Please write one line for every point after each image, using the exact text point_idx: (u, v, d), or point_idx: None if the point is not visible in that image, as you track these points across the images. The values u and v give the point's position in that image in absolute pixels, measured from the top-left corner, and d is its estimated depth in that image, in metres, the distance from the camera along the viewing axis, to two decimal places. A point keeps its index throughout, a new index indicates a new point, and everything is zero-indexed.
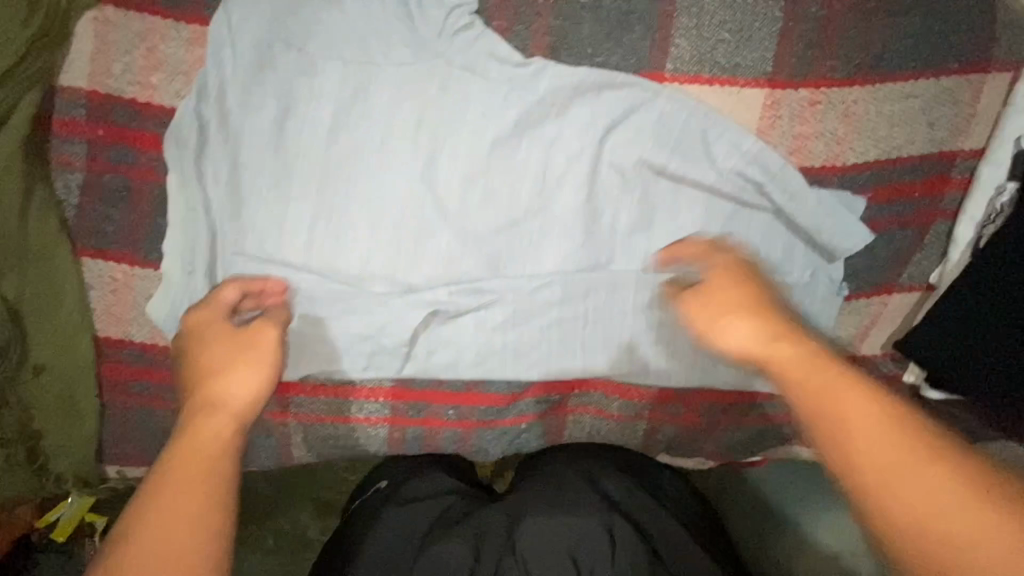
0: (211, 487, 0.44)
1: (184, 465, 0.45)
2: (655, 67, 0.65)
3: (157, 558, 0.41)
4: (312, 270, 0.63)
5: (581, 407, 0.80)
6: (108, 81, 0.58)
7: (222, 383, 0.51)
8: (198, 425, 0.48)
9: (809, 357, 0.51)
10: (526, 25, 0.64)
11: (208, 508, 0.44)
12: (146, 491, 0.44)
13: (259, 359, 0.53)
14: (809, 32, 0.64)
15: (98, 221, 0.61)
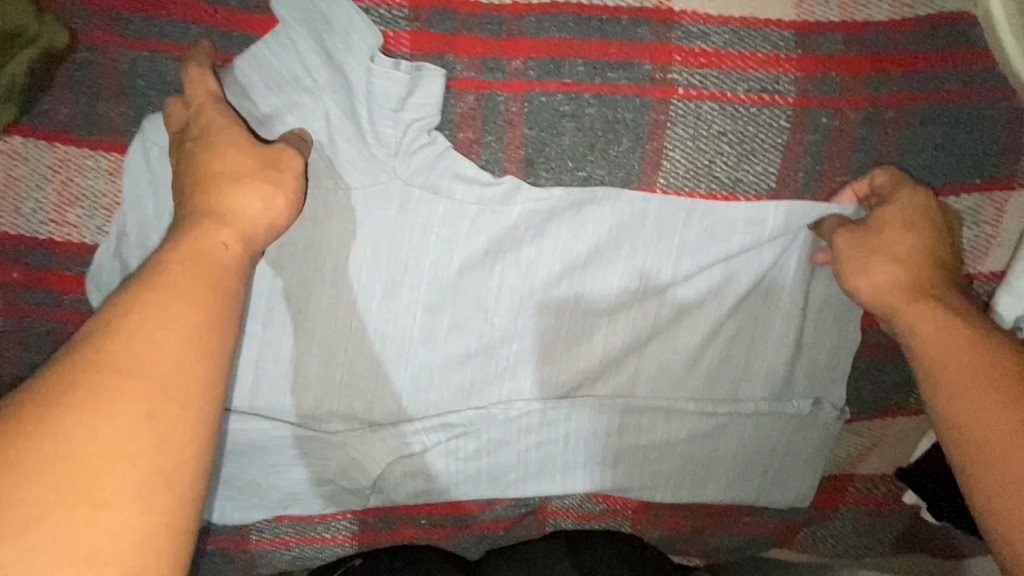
0: (205, 325, 0.37)
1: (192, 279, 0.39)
2: (646, 181, 0.58)
3: (127, 378, 0.33)
4: (263, 413, 0.57)
5: (562, 510, 0.76)
6: (23, 219, 0.52)
7: (254, 204, 0.46)
8: (223, 231, 0.43)
9: (934, 308, 0.50)
10: (498, 137, 0.57)
11: (203, 372, 0.36)
12: (158, 295, 0.37)
13: (276, 177, 0.47)
14: (817, 144, 0.57)
15: (21, 368, 0.55)
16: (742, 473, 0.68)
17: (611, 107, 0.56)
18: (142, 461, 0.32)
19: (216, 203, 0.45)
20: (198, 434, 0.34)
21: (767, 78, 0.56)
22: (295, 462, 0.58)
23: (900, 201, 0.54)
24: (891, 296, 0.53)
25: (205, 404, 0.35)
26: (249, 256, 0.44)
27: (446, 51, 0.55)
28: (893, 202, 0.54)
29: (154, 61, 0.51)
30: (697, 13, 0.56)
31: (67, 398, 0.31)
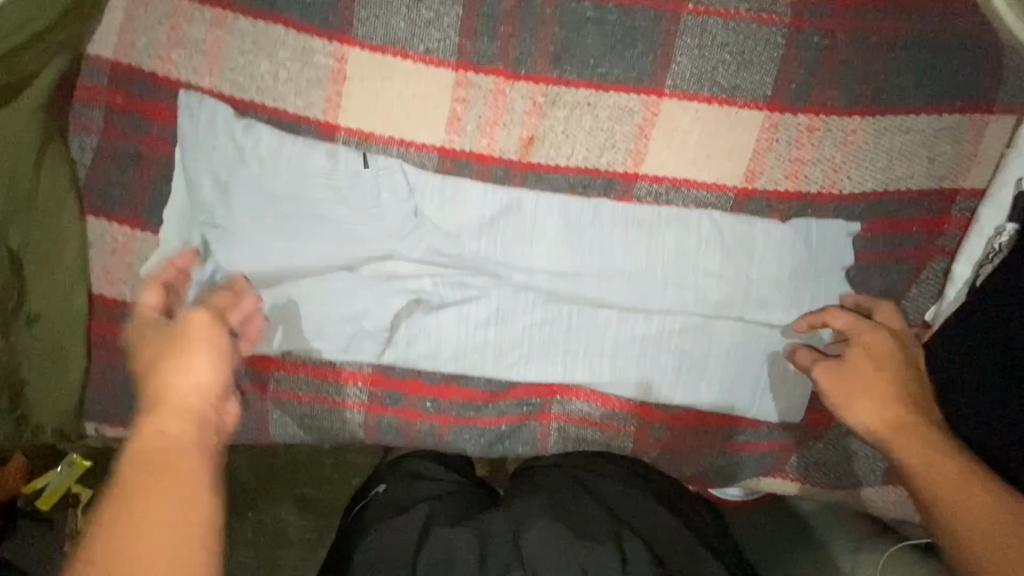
0: (181, 492, 0.39)
1: (148, 489, 0.39)
2: (657, 82, 0.66)
3: (149, 549, 0.36)
4: (303, 248, 0.65)
5: (563, 415, 0.76)
6: (131, 53, 0.62)
7: (178, 378, 0.44)
8: (145, 462, 0.40)
9: (930, 435, 0.52)
10: (531, 32, 0.65)
11: (196, 514, 0.39)
12: (117, 500, 0.38)
13: (196, 348, 0.46)
14: (811, 60, 0.65)
15: (107, 184, 0.64)
16: (737, 374, 0.71)
17: (630, 16, 0.65)
18: (171, 547, 0.37)
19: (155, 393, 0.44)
20: (201, 500, 0.39)
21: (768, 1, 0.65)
22: (328, 295, 0.67)
23: (857, 338, 0.59)
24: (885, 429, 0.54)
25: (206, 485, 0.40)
26: (208, 403, 0.44)
27: None
28: (863, 341, 0.59)
29: None
30: None
31: None
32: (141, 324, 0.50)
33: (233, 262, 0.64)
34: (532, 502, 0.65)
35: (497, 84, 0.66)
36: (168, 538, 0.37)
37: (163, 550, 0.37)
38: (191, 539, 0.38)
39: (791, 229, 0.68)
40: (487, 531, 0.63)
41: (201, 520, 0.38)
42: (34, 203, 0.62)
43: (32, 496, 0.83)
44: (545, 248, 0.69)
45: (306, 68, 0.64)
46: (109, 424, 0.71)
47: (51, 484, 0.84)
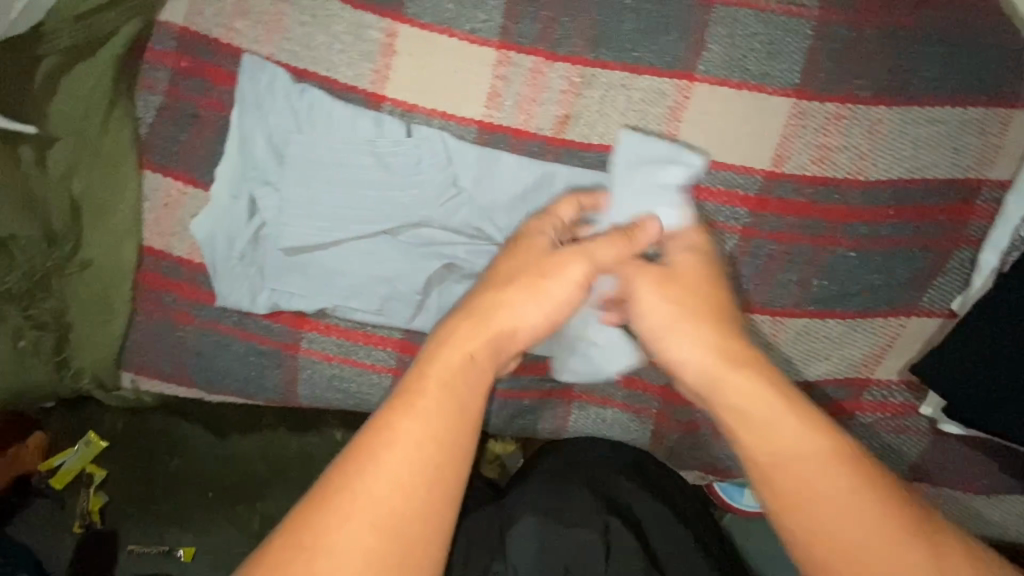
0: (449, 436, 0.43)
1: (439, 387, 0.45)
2: (689, 67, 0.69)
3: (404, 478, 0.41)
4: (344, 210, 0.68)
5: (586, 393, 0.77)
6: (199, 20, 0.67)
7: (505, 311, 0.51)
8: (440, 364, 0.46)
9: (755, 404, 0.46)
10: (570, 18, 0.69)
11: (450, 465, 0.42)
12: (404, 404, 0.44)
13: (542, 290, 0.52)
14: (838, 53, 0.68)
15: (164, 140, 0.68)
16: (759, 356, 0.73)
17: (664, 6, 0.68)
18: (420, 481, 0.41)
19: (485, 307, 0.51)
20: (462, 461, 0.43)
21: None
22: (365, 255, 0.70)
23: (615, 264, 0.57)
24: (701, 377, 0.50)
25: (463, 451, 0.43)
26: (491, 361, 0.48)
27: None
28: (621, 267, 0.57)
29: None
30: None
31: (352, 494, 0.40)
32: (546, 221, 0.60)
33: (277, 218, 0.67)
34: (525, 498, 0.66)
35: (537, 64, 0.69)
36: (440, 445, 0.43)
37: (414, 482, 0.41)
38: (441, 459, 0.42)
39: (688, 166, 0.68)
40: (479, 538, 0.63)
41: (449, 479, 0.42)
42: (99, 154, 0.66)
43: (48, 472, 0.96)
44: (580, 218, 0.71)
45: (359, 42, 0.68)
46: (145, 376, 0.74)
47: (65, 461, 0.96)
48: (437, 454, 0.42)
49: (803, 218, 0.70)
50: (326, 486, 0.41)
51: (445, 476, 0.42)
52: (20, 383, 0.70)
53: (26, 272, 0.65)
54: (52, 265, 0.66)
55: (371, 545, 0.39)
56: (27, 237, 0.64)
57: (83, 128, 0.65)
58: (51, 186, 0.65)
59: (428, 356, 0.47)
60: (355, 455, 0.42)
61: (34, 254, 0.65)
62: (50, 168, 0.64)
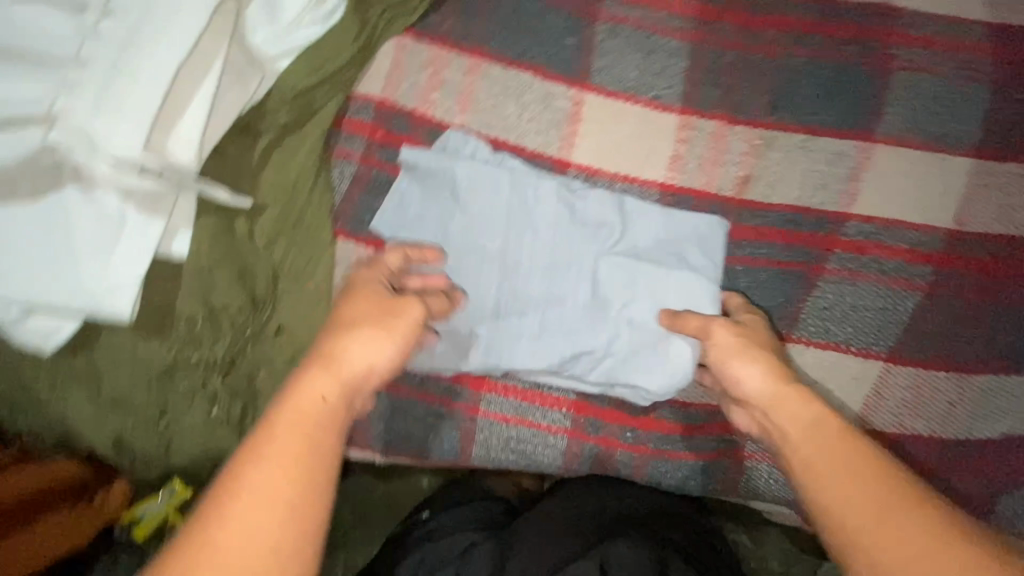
0: (273, 478, 0.41)
1: (289, 436, 0.43)
2: (868, 129, 0.70)
3: (231, 541, 0.39)
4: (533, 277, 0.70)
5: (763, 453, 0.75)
6: (396, 92, 0.69)
7: (351, 342, 0.50)
8: (297, 412, 0.45)
9: (805, 411, 0.51)
10: (750, 83, 0.71)
11: (303, 532, 0.41)
12: (249, 451, 0.42)
13: (394, 329, 0.52)
14: (1015, 115, 0.70)
15: (358, 208, 0.69)
16: (943, 412, 0.72)
17: (842, 70, 0.70)
18: (272, 548, 0.39)
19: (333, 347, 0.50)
20: (321, 529, 0.42)
21: (971, 61, 0.70)
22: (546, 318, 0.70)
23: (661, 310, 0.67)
24: (763, 396, 0.55)
25: (322, 514, 0.42)
26: (345, 405, 0.47)
27: (721, 19, 0.72)
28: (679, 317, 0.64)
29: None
30: (915, 10, 0.71)
31: (198, 557, 0.38)
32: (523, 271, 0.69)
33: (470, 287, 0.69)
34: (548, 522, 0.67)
35: (717, 128, 0.71)
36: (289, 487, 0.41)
37: (253, 544, 0.39)
38: (305, 516, 0.41)
39: (708, 221, 0.70)
40: (469, 563, 0.65)
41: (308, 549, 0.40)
42: (300, 223, 0.66)
43: None
44: (688, 266, 0.69)
45: (547, 110, 0.70)
46: None
47: (147, 511, 0.68)
48: (290, 508, 0.41)
49: (988, 275, 0.71)
50: (184, 553, 0.38)
51: (301, 529, 0.41)
52: (204, 452, 0.68)
53: (230, 340, 0.65)
54: (250, 332, 0.66)
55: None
56: (234, 306, 0.65)
57: (289, 198, 0.66)
58: (256, 252, 0.65)
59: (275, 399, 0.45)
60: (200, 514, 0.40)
61: (236, 320, 0.65)
62: (257, 237, 0.65)
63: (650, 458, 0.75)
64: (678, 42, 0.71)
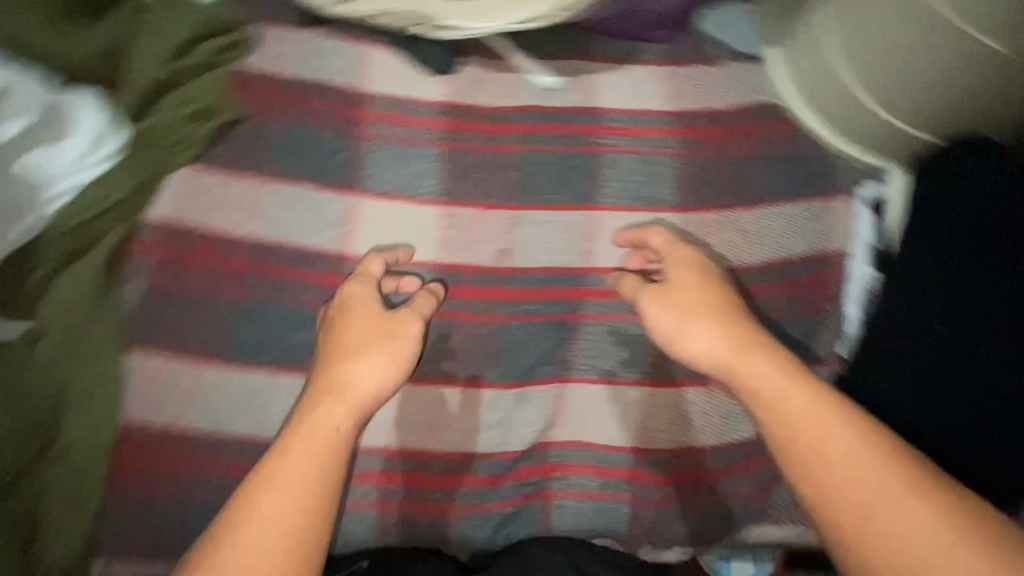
0: (258, 528, 0.60)
1: (286, 472, 0.63)
2: (592, 199, 0.87)
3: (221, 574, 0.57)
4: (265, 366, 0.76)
5: (572, 465, 0.84)
6: (184, 215, 0.78)
7: (352, 375, 0.69)
8: (270, 484, 0.62)
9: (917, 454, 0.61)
10: (497, 175, 0.86)
11: (298, 504, 0.61)
12: (214, 545, 0.59)
13: (400, 336, 0.73)
14: (701, 175, 0.89)
15: (150, 321, 0.75)
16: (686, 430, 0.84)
17: (568, 158, 0.88)
18: (254, 565, 0.58)
19: (684, 305, 0.75)
20: (314, 523, 0.61)
21: (658, 138, 0.91)
22: (259, 401, 0.75)
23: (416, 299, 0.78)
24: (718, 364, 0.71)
25: (318, 492, 0.62)
26: (335, 422, 0.66)
27: (466, 129, 0.88)
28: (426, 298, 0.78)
29: (291, 131, 0.83)
30: (614, 108, 0.92)
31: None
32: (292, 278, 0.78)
33: (258, 381, 0.75)
34: None
35: (474, 213, 0.84)
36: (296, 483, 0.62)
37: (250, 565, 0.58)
38: (297, 515, 0.61)
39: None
40: None
41: (297, 519, 0.61)
42: (84, 342, 0.72)
43: None
44: None
45: (323, 215, 0.81)
46: (117, 562, 0.72)
47: None
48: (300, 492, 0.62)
49: None
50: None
51: (309, 517, 0.61)
52: None
53: (6, 467, 0.68)
54: (30, 457, 0.69)
55: (292, 554, 0.59)
56: (14, 430, 0.69)
57: (75, 322, 0.73)
58: (36, 377, 0.71)
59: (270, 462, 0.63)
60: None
61: (13, 447, 0.69)
62: (41, 362, 0.71)
63: (454, 515, 0.81)
64: (435, 149, 0.87)
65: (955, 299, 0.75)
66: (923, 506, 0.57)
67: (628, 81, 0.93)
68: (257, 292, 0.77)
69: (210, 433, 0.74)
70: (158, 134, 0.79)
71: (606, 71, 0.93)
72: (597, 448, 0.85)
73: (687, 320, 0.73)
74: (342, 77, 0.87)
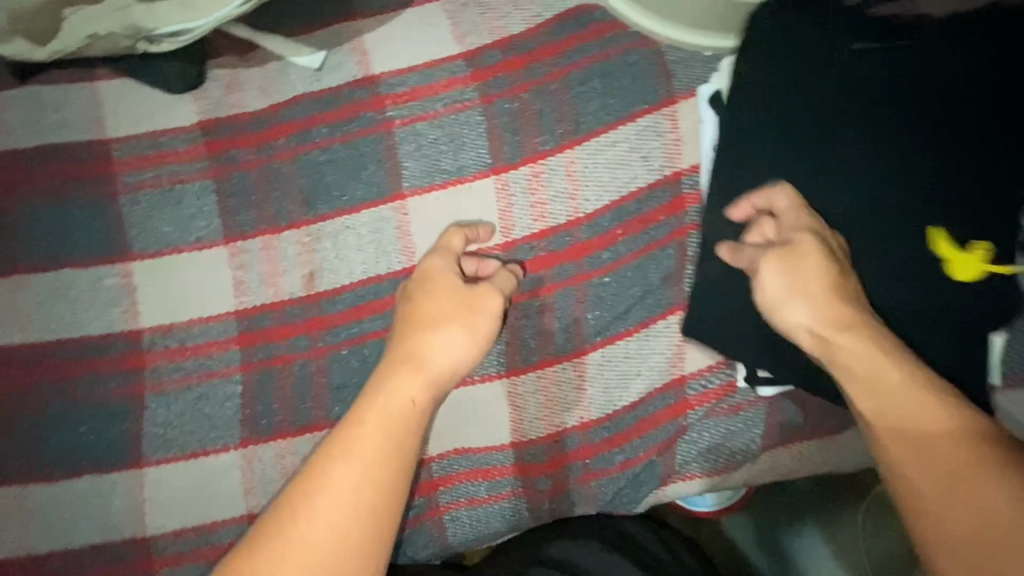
0: (342, 489, 0.52)
1: (376, 433, 0.56)
2: (395, 188, 0.75)
3: (324, 539, 0.51)
4: (86, 471, 0.71)
5: (455, 474, 0.77)
6: None
7: (429, 353, 0.62)
8: (365, 438, 0.55)
9: (924, 406, 0.53)
10: (278, 191, 0.76)
11: (384, 485, 0.54)
12: (303, 495, 0.53)
13: (474, 328, 0.65)
14: (508, 122, 0.75)
15: None
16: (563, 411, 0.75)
17: (354, 147, 0.76)
18: (346, 533, 0.51)
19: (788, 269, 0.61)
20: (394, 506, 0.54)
21: (456, 91, 0.76)
22: (92, 507, 0.70)
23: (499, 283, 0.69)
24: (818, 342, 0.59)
25: (377, 480, 0.53)
26: (430, 401, 0.60)
27: (231, 147, 0.76)
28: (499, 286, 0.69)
29: (36, 208, 0.73)
30: (392, 70, 0.77)
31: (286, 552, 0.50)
32: (444, 256, 0.69)
33: (86, 488, 0.70)
34: None
35: (266, 242, 0.75)
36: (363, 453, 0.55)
37: (337, 529, 0.51)
38: (384, 484, 0.54)
39: None
40: None
41: (356, 507, 0.52)
42: None
43: None
44: None
45: (98, 293, 0.72)
46: None
47: None
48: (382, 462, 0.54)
49: (550, 268, 0.74)
50: (278, 545, 0.50)
51: (387, 483, 0.54)
52: None
53: None
54: None
55: (365, 529, 0.52)
56: None
57: None
58: None
59: (361, 410, 0.58)
60: (271, 543, 0.51)
61: None
62: None
63: None
64: (203, 180, 0.76)
65: (837, 201, 0.65)
66: (973, 458, 0.49)
67: (402, 30, 0.78)
68: (53, 397, 0.71)
69: (54, 553, 0.69)
70: None
71: (376, 26, 0.78)
72: (475, 453, 0.76)
73: (774, 256, 0.62)
74: (71, 129, 0.75)
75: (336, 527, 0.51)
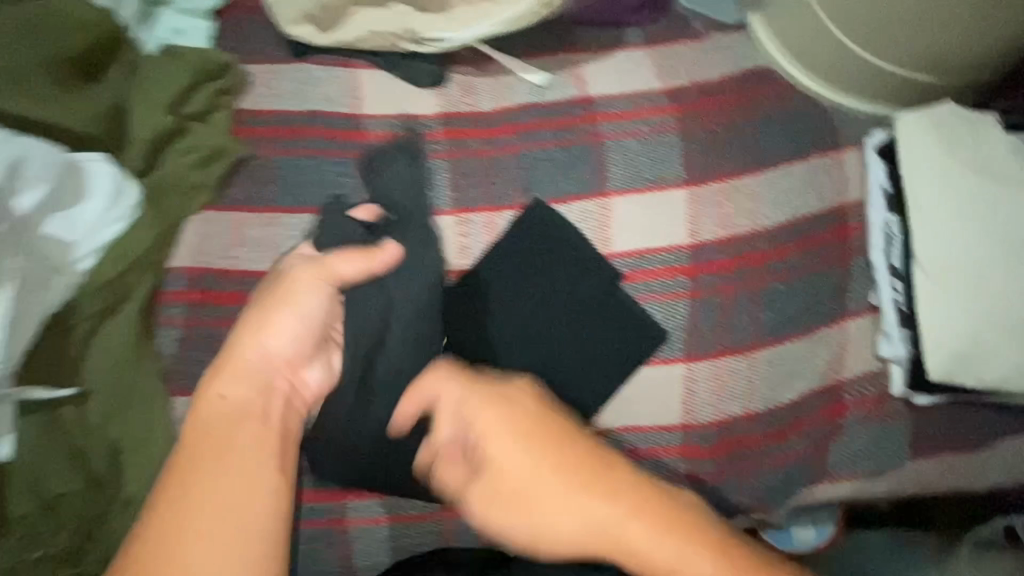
0: (213, 497, 0.61)
1: (204, 447, 0.64)
2: (602, 188, 0.88)
3: (225, 539, 0.60)
4: None
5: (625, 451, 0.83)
6: (206, 258, 0.79)
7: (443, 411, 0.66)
8: (235, 452, 0.64)
9: (626, 486, 0.62)
10: (501, 177, 0.88)
11: (235, 509, 0.61)
12: (207, 480, 0.62)
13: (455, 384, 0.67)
14: (702, 147, 0.89)
15: (191, 365, 0.75)
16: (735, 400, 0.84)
17: (569, 151, 0.89)
18: (214, 541, 0.59)
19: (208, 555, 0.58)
20: (246, 535, 0.60)
21: (659, 117, 0.91)
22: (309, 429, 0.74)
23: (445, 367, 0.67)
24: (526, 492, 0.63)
25: (263, 492, 0.63)
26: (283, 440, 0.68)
27: (465, 136, 0.90)
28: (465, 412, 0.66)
29: (298, 162, 0.85)
30: (606, 94, 0.92)
31: (173, 544, 0.59)
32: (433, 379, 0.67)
33: None
34: None
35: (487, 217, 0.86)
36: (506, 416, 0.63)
37: (208, 529, 0.60)
38: (269, 495, 0.63)
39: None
40: None
41: (257, 518, 0.61)
42: (133, 396, 0.71)
43: None
44: None
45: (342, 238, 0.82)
46: None
47: None
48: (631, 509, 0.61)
49: (731, 271, 0.86)
50: (151, 542, 0.59)
51: (256, 513, 0.62)
52: None
53: (75, 527, 0.67)
54: (97, 516, 0.68)
55: (250, 540, 0.60)
56: (74, 492, 0.68)
57: (117, 376, 0.71)
58: (90, 435, 0.69)
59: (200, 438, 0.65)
60: (188, 529, 0.59)
61: (78, 506, 0.68)
62: (91, 422, 0.70)
63: None
64: (438, 161, 0.88)
65: (975, 238, 0.80)
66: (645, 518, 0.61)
67: (616, 65, 0.94)
68: None
69: None
70: (172, 182, 0.79)
71: (594, 60, 0.94)
72: (650, 430, 0.84)
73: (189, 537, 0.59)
74: (334, 103, 0.88)
75: (224, 553, 0.59)
